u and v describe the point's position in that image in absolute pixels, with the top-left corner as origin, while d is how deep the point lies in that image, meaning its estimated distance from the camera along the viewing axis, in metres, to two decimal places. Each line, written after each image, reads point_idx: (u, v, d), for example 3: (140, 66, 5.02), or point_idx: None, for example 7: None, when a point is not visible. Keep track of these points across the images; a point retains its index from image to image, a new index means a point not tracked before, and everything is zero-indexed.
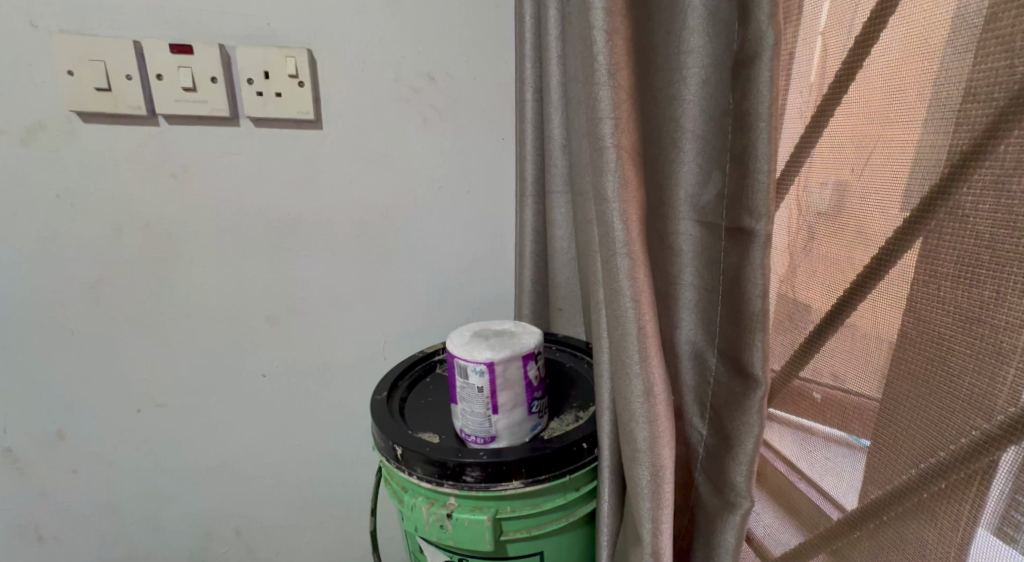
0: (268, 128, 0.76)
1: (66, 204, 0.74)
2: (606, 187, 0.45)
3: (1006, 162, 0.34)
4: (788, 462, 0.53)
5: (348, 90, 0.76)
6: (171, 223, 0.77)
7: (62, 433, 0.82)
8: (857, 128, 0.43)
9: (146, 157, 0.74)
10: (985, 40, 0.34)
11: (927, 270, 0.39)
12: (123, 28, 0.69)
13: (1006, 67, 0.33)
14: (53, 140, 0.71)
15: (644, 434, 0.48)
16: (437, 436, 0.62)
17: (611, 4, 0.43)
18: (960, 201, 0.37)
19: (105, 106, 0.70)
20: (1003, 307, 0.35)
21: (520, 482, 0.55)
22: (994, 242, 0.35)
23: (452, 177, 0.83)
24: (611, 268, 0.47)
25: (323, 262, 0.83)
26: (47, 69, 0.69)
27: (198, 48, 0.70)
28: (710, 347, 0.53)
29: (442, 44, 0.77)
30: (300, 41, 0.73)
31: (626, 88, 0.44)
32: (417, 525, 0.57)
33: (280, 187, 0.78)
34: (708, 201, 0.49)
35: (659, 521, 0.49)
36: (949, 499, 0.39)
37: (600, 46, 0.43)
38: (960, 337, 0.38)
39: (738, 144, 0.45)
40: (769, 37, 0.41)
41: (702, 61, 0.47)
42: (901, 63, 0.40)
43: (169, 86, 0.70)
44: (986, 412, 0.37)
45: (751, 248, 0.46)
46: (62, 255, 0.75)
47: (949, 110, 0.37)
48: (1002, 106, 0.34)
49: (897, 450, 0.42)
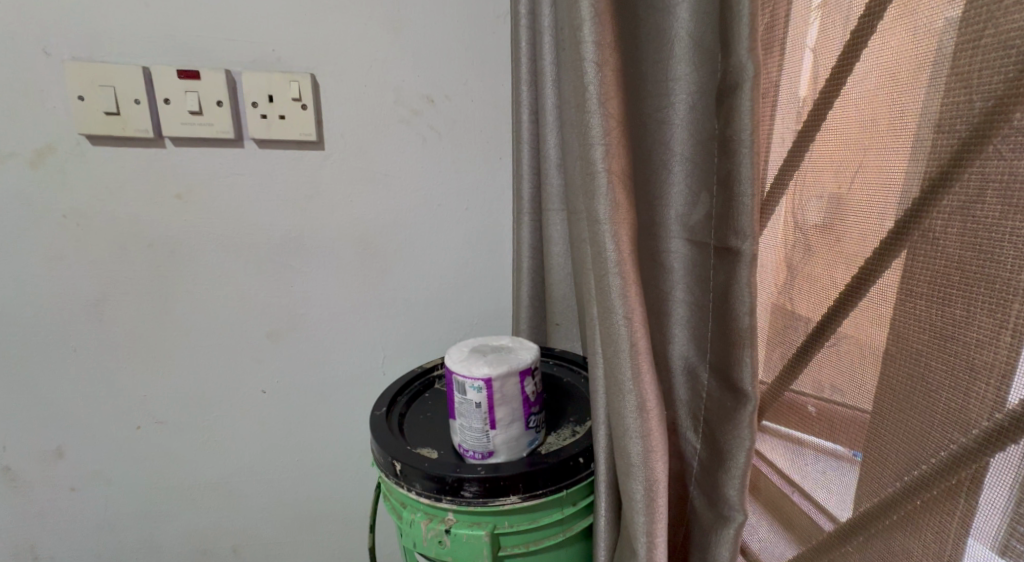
0: (272, 149, 0.78)
1: (71, 225, 0.76)
2: (597, 210, 0.47)
3: (970, 188, 0.36)
4: (782, 475, 0.54)
5: (349, 112, 0.78)
6: (172, 243, 0.79)
7: (62, 450, 0.83)
8: (837, 151, 0.45)
9: (152, 178, 0.76)
10: (949, 75, 0.37)
11: (905, 289, 0.41)
12: (132, 55, 0.71)
13: (966, 101, 0.35)
14: (60, 163, 0.73)
15: (637, 448, 0.50)
16: (435, 451, 0.63)
17: (600, 38, 0.45)
18: (931, 224, 0.38)
19: (113, 130, 0.72)
20: (975, 325, 0.37)
21: (518, 497, 0.56)
22: (962, 264, 0.37)
23: (449, 195, 0.85)
24: (603, 286, 0.48)
25: (324, 279, 0.84)
26: (56, 94, 0.71)
27: (205, 73, 0.72)
28: (702, 361, 0.54)
29: (441, 68, 0.80)
30: (303, 66, 0.76)
31: (615, 115, 0.46)
32: (415, 541, 0.58)
33: (282, 206, 0.80)
34: (697, 221, 0.51)
35: (654, 535, 0.50)
36: (932, 512, 0.40)
37: (590, 76, 0.45)
38: (936, 355, 0.39)
39: (723, 168, 0.47)
40: (749, 68, 0.43)
41: (690, 88, 0.49)
42: (874, 93, 0.42)
43: (176, 110, 0.73)
44: (962, 426, 0.38)
45: (738, 267, 0.47)
46: (66, 275, 0.77)
47: (918, 140, 0.39)
48: (965, 138, 0.36)
49: (883, 463, 0.43)
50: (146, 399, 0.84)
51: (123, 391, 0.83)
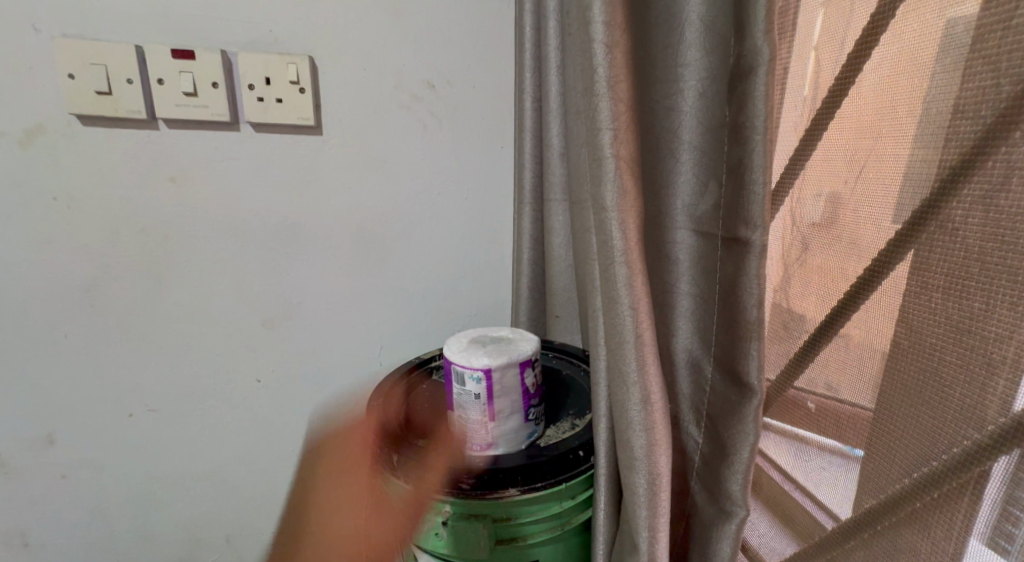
0: (268, 133, 0.76)
1: (63, 208, 0.74)
2: (604, 196, 0.46)
3: (995, 176, 0.35)
4: (783, 471, 0.54)
5: (348, 96, 0.77)
6: (167, 228, 0.77)
7: (51, 437, 0.82)
8: (851, 140, 0.44)
9: (145, 160, 0.74)
10: (973, 59, 0.36)
11: (919, 281, 0.40)
12: (125, 32, 0.69)
13: (993, 85, 0.34)
14: (50, 142, 0.71)
15: (641, 442, 0.48)
16: (432, 442, 0.62)
17: (610, 19, 0.43)
18: (950, 214, 0.37)
19: (104, 110, 0.70)
20: (994, 318, 0.36)
21: (516, 490, 0.55)
22: (983, 256, 0.36)
23: (449, 185, 0.84)
24: (608, 276, 0.47)
25: (320, 268, 0.83)
26: (47, 72, 0.69)
27: (200, 53, 0.70)
28: (706, 356, 0.53)
29: (443, 54, 0.78)
30: (301, 48, 0.74)
31: (625, 99, 0.45)
32: (415, 531, 0.58)
33: (278, 191, 0.79)
34: (704, 211, 0.50)
35: (656, 530, 0.49)
36: (942, 510, 0.40)
37: (600, 58, 0.44)
38: (951, 349, 0.38)
39: (733, 156, 0.46)
40: (764, 52, 0.42)
41: (699, 75, 0.48)
42: (890, 80, 0.41)
43: (170, 90, 0.71)
44: (977, 422, 0.37)
45: (746, 259, 0.46)
46: (57, 259, 0.75)
47: (937, 127, 0.38)
48: (990, 124, 0.35)
49: (891, 460, 0.43)
50: (139, 387, 0.82)
51: (115, 378, 0.81)
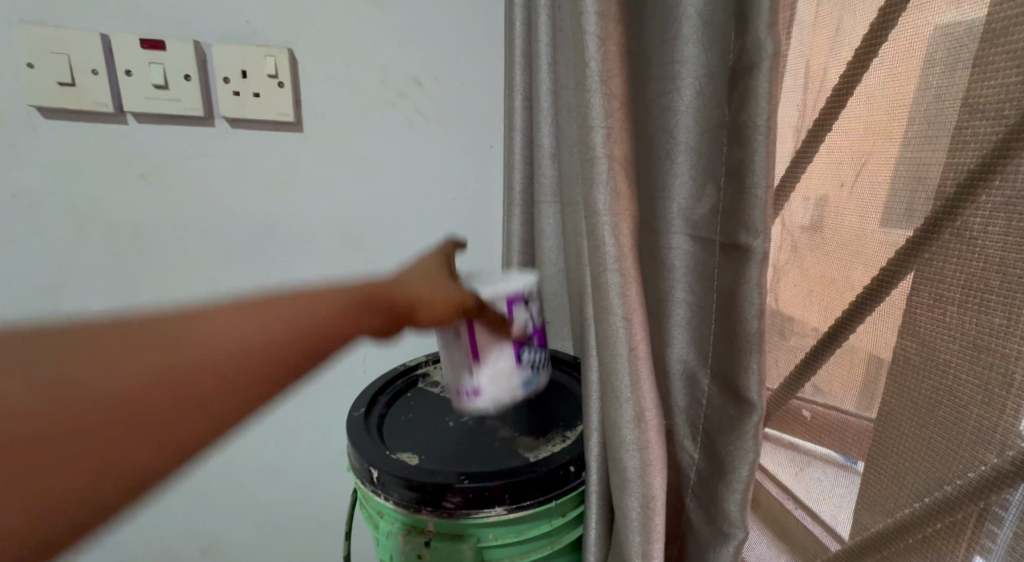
0: (245, 129, 0.72)
1: (23, 205, 0.69)
2: (597, 200, 0.43)
3: (1018, 182, 0.32)
4: (782, 487, 0.51)
5: (329, 92, 0.73)
6: (136, 228, 0.73)
7: None
8: (856, 141, 0.42)
9: (113, 156, 0.70)
10: (994, 55, 0.33)
11: (933, 292, 0.37)
12: (90, 20, 0.65)
13: (1016, 83, 0.32)
14: (8, 136, 0.67)
15: (634, 461, 0.46)
16: (416, 456, 0.57)
17: (604, 9, 0.40)
18: (968, 221, 0.35)
19: (69, 102, 0.66)
20: (1015, 335, 0.33)
21: (503, 508, 0.52)
22: (1004, 267, 0.33)
23: (435, 185, 0.80)
24: (601, 284, 0.44)
25: (301, 271, 0.79)
26: (5, 61, 0.64)
27: (171, 44, 0.66)
28: (702, 367, 0.50)
29: (430, 49, 0.75)
30: (280, 40, 0.70)
31: (619, 95, 0.42)
32: (393, 552, 0.55)
33: (255, 190, 0.75)
34: (701, 216, 0.47)
35: (650, 554, 0.47)
36: (957, 537, 0.37)
37: (593, 51, 0.41)
38: (967, 366, 0.36)
39: (733, 157, 0.43)
40: (768, 45, 0.39)
41: (697, 72, 0.45)
42: (898, 77, 0.38)
43: (139, 82, 0.67)
44: (996, 446, 0.35)
45: (747, 267, 0.43)
46: (18, 260, 0.71)
47: (954, 128, 0.35)
48: (1013, 125, 0.32)
49: (899, 482, 0.40)
50: None
51: None
